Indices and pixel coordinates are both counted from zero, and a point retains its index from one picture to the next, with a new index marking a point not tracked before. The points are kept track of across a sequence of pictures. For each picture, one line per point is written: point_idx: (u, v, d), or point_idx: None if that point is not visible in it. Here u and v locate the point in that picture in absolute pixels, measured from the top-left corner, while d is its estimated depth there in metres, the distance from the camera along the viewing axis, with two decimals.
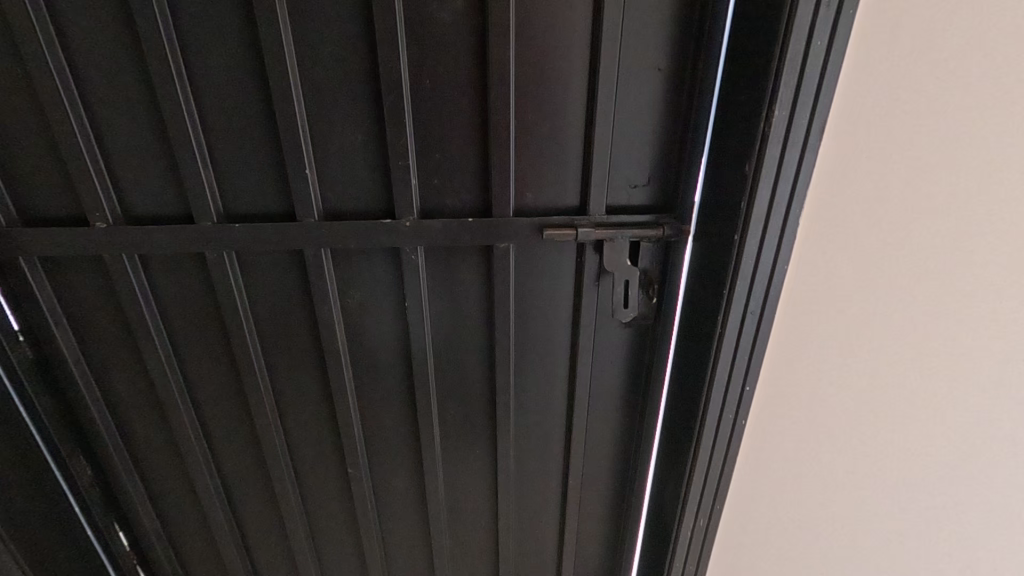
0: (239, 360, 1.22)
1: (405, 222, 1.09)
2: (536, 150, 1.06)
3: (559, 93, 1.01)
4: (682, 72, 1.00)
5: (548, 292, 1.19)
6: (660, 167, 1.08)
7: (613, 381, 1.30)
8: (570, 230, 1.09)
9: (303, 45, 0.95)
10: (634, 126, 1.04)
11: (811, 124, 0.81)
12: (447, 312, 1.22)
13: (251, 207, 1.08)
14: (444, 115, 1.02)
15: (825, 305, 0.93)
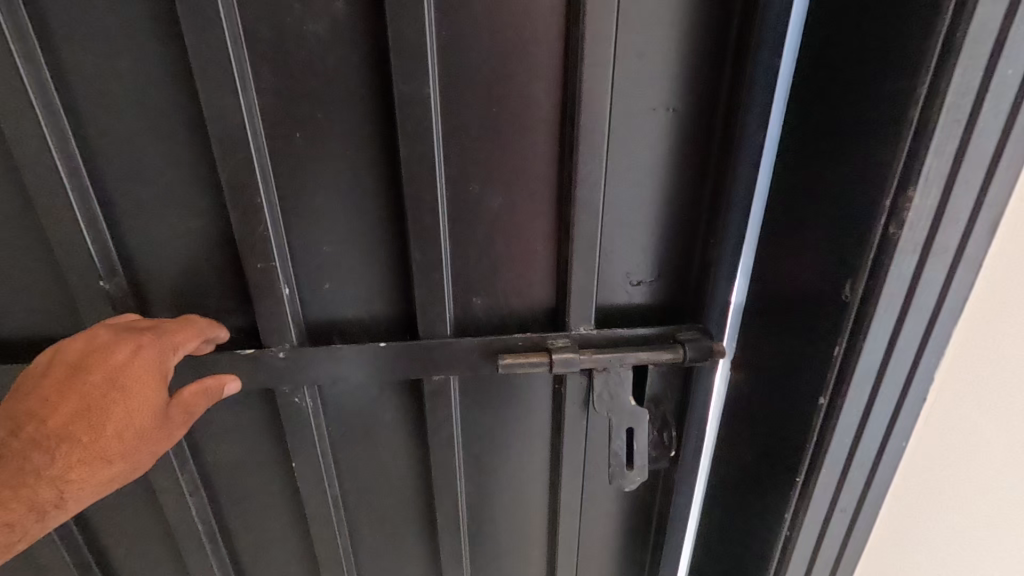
0: (39, 551, 0.79)
1: (277, 352, 0.68)
2: (486, 234, 0.68)
3: (510, 151, 0.64)
4: (708, 121, 0.63)
5: (514, 434, 0.80)
6: (675, 255, 0.71)
7: (612, 548, 0.90)
8: (543, 356, 0.70)
9: (70, 81, 0.55)
10: (634, 199, 0.66)
11: (974, 221, 0.45)
12: (361, 464, 0.81)
13: (23, 333, 0.67)
14: (330, 188, 0.63)
15: (964, 501, 0.56)
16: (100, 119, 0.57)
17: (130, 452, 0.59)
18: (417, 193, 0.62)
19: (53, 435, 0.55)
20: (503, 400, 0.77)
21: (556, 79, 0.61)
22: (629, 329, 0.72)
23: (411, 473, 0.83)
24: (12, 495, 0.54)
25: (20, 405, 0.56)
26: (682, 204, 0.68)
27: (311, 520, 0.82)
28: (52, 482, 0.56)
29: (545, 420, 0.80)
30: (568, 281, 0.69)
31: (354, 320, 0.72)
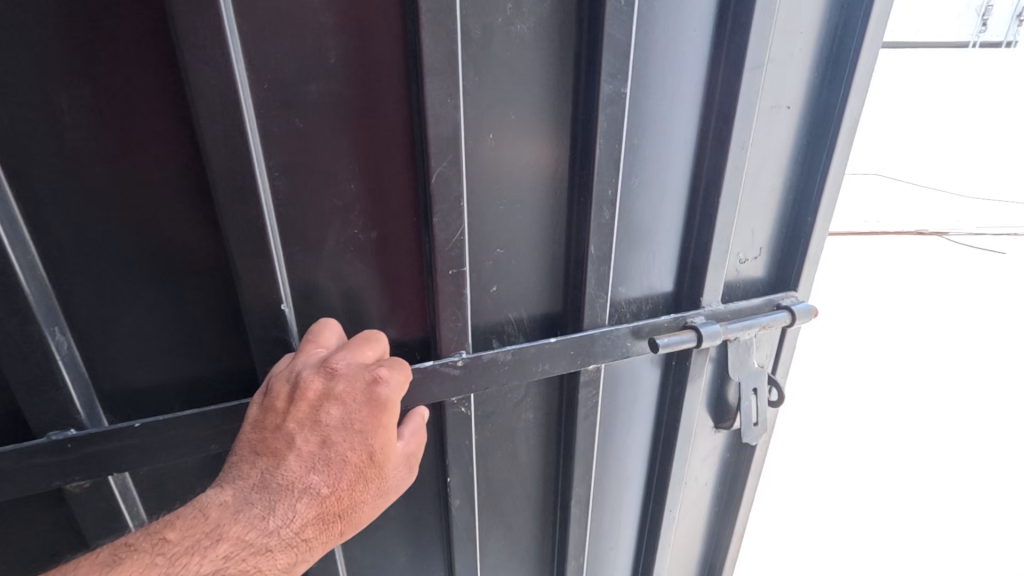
0: None
1: (456, 362, 0.65)
2: (635, 222, 0.73)
3: (664, 144, 0.70)
4: (803, 125, 0.78)
5: (633, 405, 0.87)
6: (771, 239, 0.85)
7: (699, 490, 1.03)
8: (689, 331, 0.76)
9: (268, 80, 0.50)
10: (757, 181, 0.78)
11: None
12: (500, 471, 0.80)
13: (165, 377, 0.58)
14: (515, 187, 0.64)
15: None
16: (296, 121, 0.52)
17: (360, 500, 0.54)
18: (604, 190, 0.64)
19: (298, 477, 0.51)
20: (629, 374, 0.83)
21: (706, 81, 0.69)
22: (747, 300, 0.83)
23: (543, 466, 0.85)
24: (253, 560, 0.48)
25: (269, 443, 0.52)
26: (780, 195, 0.82)
27: (454, 536, 0.79)
28: (287, 546, 0.49)
29: (657, 387, 0.88)
30: (704, 259, 0.76)
31: (512, 320, 0.71)
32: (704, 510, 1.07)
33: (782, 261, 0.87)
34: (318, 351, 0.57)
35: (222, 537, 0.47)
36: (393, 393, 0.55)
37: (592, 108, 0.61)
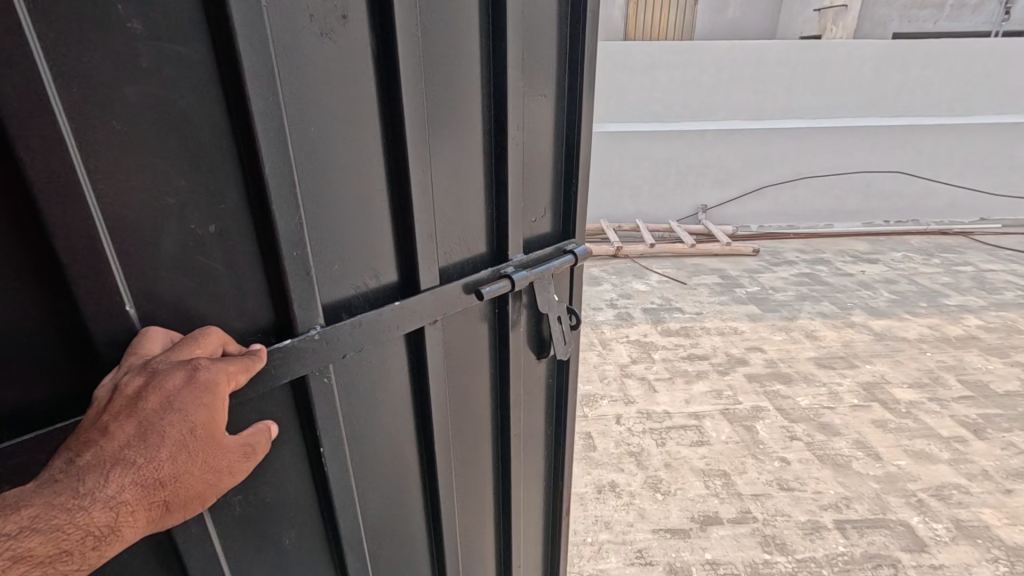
0: None
1: (312, 335, 0.78)
2: (451, 199, 0.97)
3: (462, 132, 0.95)
4: (560, 117, 1.14)
5: (478, 352, 1.15)
6: (555, 200, 1.21)
7: (532, 408, 1.38)
8: (505, 279, 1.05)
9: (80, 81, 0.55)
10: (533, 157, 1.11)
11: None
12: (374, 436, 0.98)
13: None
14: (343, 174, 0.79)
15: None
16: (113, 121, 0.58)
17: (183, 471, 0.59)
18: (419, 176, 0.87)
19: (117, 450, 0.55)
20: (468, 322, 1.09)
21: (483, 91, 0.96)
22: (541, 251, 1.16)
23: (410, 427, 1.05)
24: (64, 517, 0.51)
25: (85, 433, 0.56)
26: (556, 169, 1.18)
27: (336, 505, 0.94)
28: (104, 509, 0.53)
29: (486, 330, 1.15)
30: (506, 219, 1.06)
31: (356, 295, 0.87)
32: (540, 424, 1.43)
33: (567, 216, 1.25)
34: (147, 354, 0.62)
35: (26, 507, 0.50)
36: (211, 377, 0.62)
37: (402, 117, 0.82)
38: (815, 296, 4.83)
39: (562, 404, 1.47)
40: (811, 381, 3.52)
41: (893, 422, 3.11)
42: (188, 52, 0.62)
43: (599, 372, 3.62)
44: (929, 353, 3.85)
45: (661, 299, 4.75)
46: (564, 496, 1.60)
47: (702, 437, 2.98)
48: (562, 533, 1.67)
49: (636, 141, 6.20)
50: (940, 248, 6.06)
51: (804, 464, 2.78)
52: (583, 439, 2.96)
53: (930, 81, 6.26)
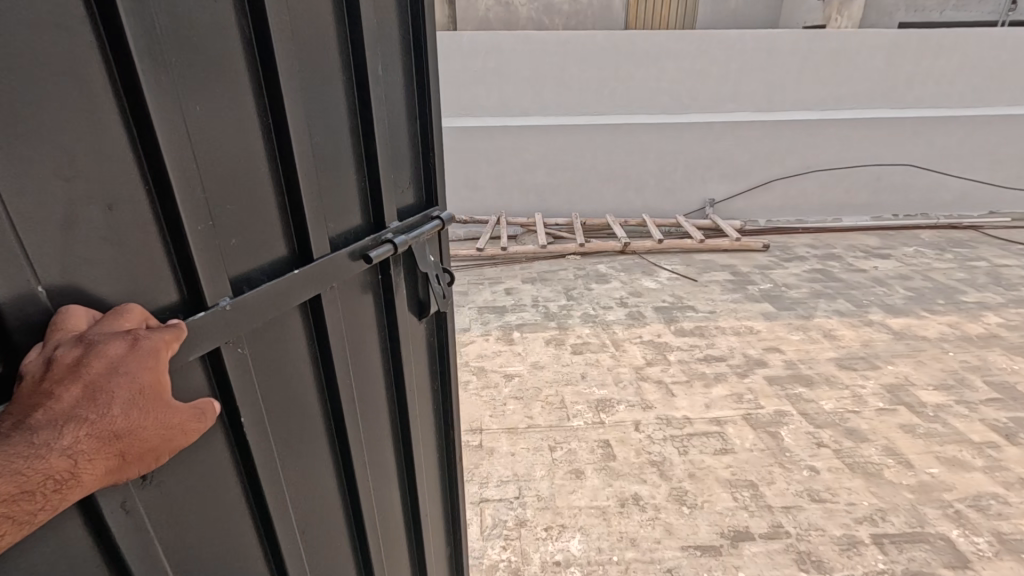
0: None
1: (223, 307, 0.75)
2: (329, 171, 0.95)
3: (329, 100, 0.92)
4: (408, 86, 1.17)
5: (367, 323, 1.13)
6: (414, 171, 1.24)
7: (418, 370, 1.41)
8: (387, 244, 1.06)
9: None
10: (393, 126, 1.13)
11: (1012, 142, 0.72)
12: (289, 414, 0.95)
13: None
14: (230, 145, 0.76)
15: None
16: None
17: (136, 426, 0.59)
18: (301, 147, 0.86)
19: (65, 413, 0.53)
20: (355, 293, 1.07)
21: (342, 60, 0.95)
22: (411, 218, 1.19)
23: (318, 400, 1.02)
24: (20, 470, 0.49)
25: (23, 401, 0.52)
26: (411, 140, 1.21)
27: (263, 484, 0.90)
28: (64, 462, 0.52)
29: (371, 301, 1.14)
30: (378, 189, 1.07)
31: (256, 270, 0.83)
32: (426, 385, 1.47)
33: (427, 186, 1.29)
34: (80, 326, 0.58)
35: None
36: (154, 343, 0.61)
37: (279, 88, 0.81)
38: (829, 294, 4.71)
39: (442, 361, 1.52)
40: (833, 383, 3.40)
41: (922, 426, 3.00)
42: (63, 19, 0.55)
43: (614, 374, 3.48)
44: (951, 352, 3.74)
45: (672, 297, 4.61)
46: (456, 449, 1.67)
47: (726, 445, 2.86)
48: (461, 486, 1.74)
49: (643, 133, 6.05)
50: (952, 242, 5.96)
51: (834, 474, 2.66)
52: (602, 448, 2.83)
53: (942, 72, 6.12)
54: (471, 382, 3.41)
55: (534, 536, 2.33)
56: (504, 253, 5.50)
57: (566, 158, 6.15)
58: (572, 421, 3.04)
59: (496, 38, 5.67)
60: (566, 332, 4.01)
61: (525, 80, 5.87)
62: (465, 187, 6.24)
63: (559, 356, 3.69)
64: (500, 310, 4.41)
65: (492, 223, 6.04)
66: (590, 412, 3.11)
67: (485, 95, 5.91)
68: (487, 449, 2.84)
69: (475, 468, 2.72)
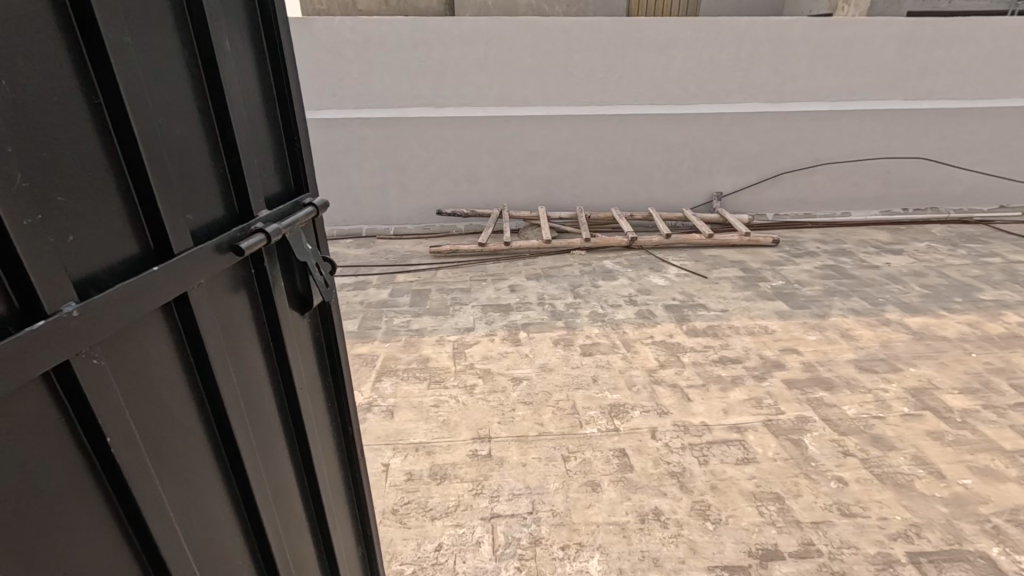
0: None
1: (69, 312, 0.63)
2: (180, 156, 0.83)
3: (171, 75, 0.81)
4: (260, 62, 1.06)
5: (240, 324, 1.01)
6: (275, 155, 1.13)
7: (308, 371, 1.28)
8: (260, 234, 0.97)
9: None
10: (250, 107, 1.02)
11: None
12: (162, 432, 0.81)
13: None
14: (52, 127, 0.63)
15: None
16: None
17: None
18: (142, 124, 0.74)
19: None
20: (223, 291, 0.95)
21: (182, 30, 0.83)
22: (282, 207, 1.10)
23: (196, 410, 0.89)
24: None
25: None
26: (269, 121, 1.10)
27: (145, 516, 0.76)
28: None
29: (246, 298, 1.02)
30: (242, 177, 0.97)
31: (103, 267, 0.70)
32: (318, 388, 1.34)
33: (290, 171, 1.20)
34: None
35: None
36: None
37: (108, 52, 0.68)
38: (843, 291, 4.57)
39: (335, 360, 1.40)
40: (854, 387, 3.26)
41: (950, 433, 2.87)
42: None
43: (626, 378, 3.33)
44: (974, 354, 3.61)
45: (682, 294, 4.46)
46: (359, 451, 1.55)
47: (747, 455, 2.72)
48: (369, 490, 1.62)
49: (649, 124, 5.87)
50: (964, 237, 5.82)
51: (863, 485, 2.53)
52: (618, 459, 2.68)
53: (955, 63, 5.96)
54: (477, 387, 3.25)
55: (551, 556, 2.18)
56: (507, 248, 5.32)
57: (569, 149, 5.96)
58: (585, 428, 2.89)
59: (499, 23, 5.45)
60: (575, 332, 3.86)
61: (528, 68, 5.65)
62: (466, 180, 6.05)
63: (568, 357, 3.53)
64: (505, 308, 4.24)
65: (494, 217, 5.85)
66: (604, 419, 2.96)
67: (486, 84, 5.70)
68: (497, 460, 2.68)
69: (485, 480, 2.57)
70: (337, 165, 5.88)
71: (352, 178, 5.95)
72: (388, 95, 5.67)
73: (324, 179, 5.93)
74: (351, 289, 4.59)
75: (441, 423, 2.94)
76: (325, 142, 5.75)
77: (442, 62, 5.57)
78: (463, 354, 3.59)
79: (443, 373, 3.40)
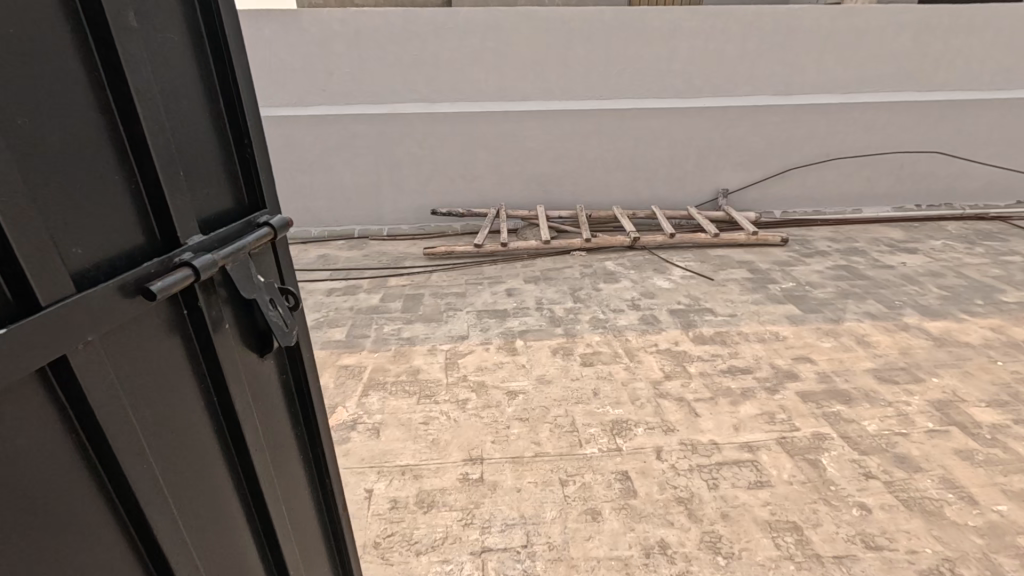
0: None
1: None
2: (60, 173, 0.62)
3: (42, 62, 0.58)
4: (197, 46, 0.83)
5: (170, 379, 0.79)
6: (217, 164, 0.89)
7: (274, 422, 1.06)
8: (185, 270, 0.73)
9: None
10: (180, 104, 0.79)
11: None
12: (38, 543, 0.60)
13: None
14: None
15: None
16: None
17: None
18: None
19: None
20: (140, 341, 0.73)
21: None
22: (224, 229, 0.86)
23: (95, 499, 0.67)
24: None
25: None
26: (207, 121, 0.86)
27: None
28: None
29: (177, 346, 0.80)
30: (163, 197, 0.74)
31: None
32: (288, 439, 1.12)
33: (241, 183, 0.95)
34: None
35: None
36: None
37: None
38: (857, 294, 4.34)
39: (309, 405, 1.17)
40: (874, 400, 3.04)
41: (980, 452, 2.65)
42: None
43: (629, 391, 3.11)
44: (1001, 362, 3.38)
45: (688, 298, 4.25)
46: (340, 506, 1.33)
47: (761, 478, 2.50)
48: (351, 546, 1.41)
49: (653, 119, 5.65)
50: (982, 234, 5.58)
51: (889, 513, 2.32)
52: (621, 483, 2.48)
53: (972, 52, 5.69)
54: (470, 401, 3.04)
55: None
56: (504, 249, 5.11)
57: (570, 146, 5.73)
58: (585, 448, 2.68)
59: (495, 15, 5.22)
60: (575, 340, 3.64)
61: (526, 61, 5.42)
62: (462, 178, 5.82)
63: (568, 368, 3.32)
64: (501, 314, 4.03)
65: (491, 216, 5.63)
66: (605, 437, 2.76)
67: (482, 77, 5.46)
68: (489, 485, 2.48)
69: (475, 508, 2.36)
70: (328, 163, 5.67)
71: (343, 177, 5.73)
72: (381, 90, 5.44)
73: (315, 178, 5.71)
74: (340, 294, 4.39)
75: (430, 443, 2.73)
76: (315, 140, 5.53)
77: (437, 56, 5.35)
78: (455, 365, 3.38)
79: (434, 386, 3.19)
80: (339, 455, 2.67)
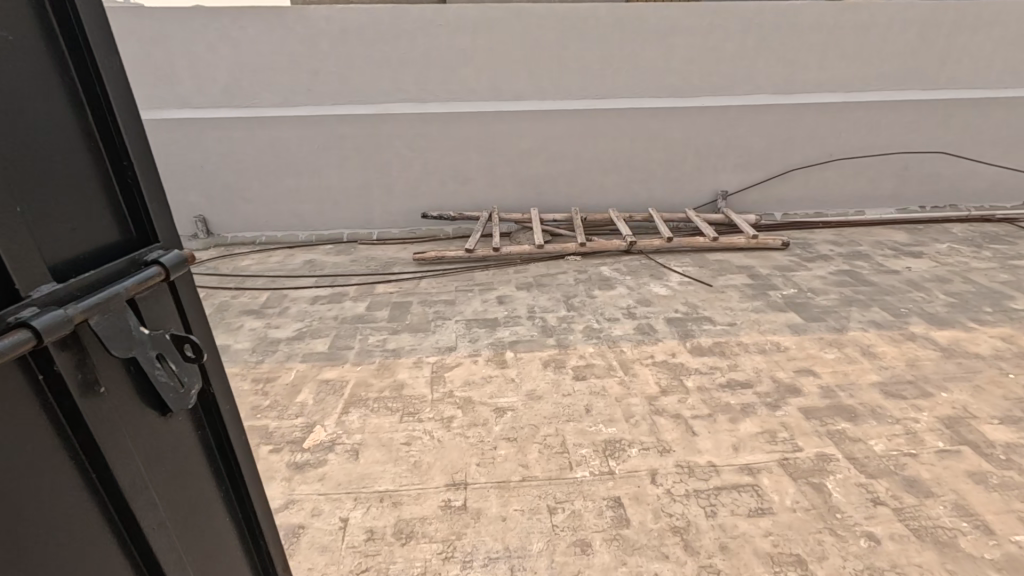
0: None
1: None
2: None
3: None
4: (57, 68, 0.74)
5: (28, 459, 0.66)
6: (90, 195, 0.79)
7: (183, 482, 0.94)
8: (23, 332, 0.61)
9: None
10: (29, 132, 0.69)
11: None
12: None
13: None
14: None
15: None
16: None
17: None
18: None
19: None
20: None
21: None
22: (96, 275, 0.74)
23: None
24: None
25: None
26: (73, 150, 0.76)
27: None
28: None
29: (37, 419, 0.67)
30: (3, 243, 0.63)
31: None
32: (205, 497, 1.00)
33: (126, 214, 0.84)
34: None
35: None
36: None
37: None
38: (861, 301, 4.18)
39: (230, 456, 1.06)
40: (880, 417, 2.88)
41: (995, 475, 2.50)
42: None
43: (623, 408, 2.95)
44: (1013, 375, 3.23)
45: (686, 306, 4.09)
46: (269, 558, 1.22)
47: (762, 504, 2.35)
48: None
49: (649, 119, 5.50)
50: (988, 237, 5.42)
51: (898, 544, 2.16)
52: (613, 511, 2.32)
53: (979, 49, 5.53)
54: (456, 419, 2.89)
55: None
56: (496, 254, 4.95)
57: (564, 146, 5.58)
58: (575, 472, 2.53)
59: (486, 12, 5.05)
60: (567, 352, 3.49)
61: (518, 60, 5.26)
62: (453, 180, 5.66)
63: (559, 383, 3.16)
64: (491, 323, 3.87)
65: (483, 219, 5.47)
66: (597, 459, 2.60)
67: (473, 76, 5.29)
68: (473, 513, 2.32)
69: (457, 540, 2.21)
70: (315, 165, 5.51)
71: (331, 179, 5.57)
72: (369, 90, 5.27)
73: (303, 181, 5.55)
74: (325, 302, 4.24)
75: (411, 466, 2.58)
76: (301, 142, 5.37)
77: (426, 54, 5.18)
78: (441, 380, 3.23)
79: (418, 403, 3.03)
80: (315, 479, 2.52)
